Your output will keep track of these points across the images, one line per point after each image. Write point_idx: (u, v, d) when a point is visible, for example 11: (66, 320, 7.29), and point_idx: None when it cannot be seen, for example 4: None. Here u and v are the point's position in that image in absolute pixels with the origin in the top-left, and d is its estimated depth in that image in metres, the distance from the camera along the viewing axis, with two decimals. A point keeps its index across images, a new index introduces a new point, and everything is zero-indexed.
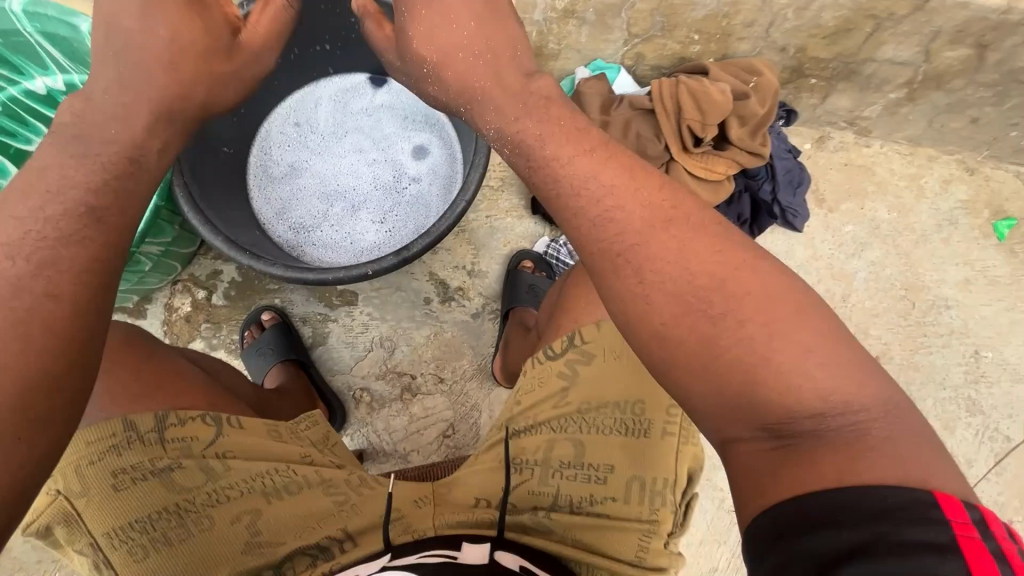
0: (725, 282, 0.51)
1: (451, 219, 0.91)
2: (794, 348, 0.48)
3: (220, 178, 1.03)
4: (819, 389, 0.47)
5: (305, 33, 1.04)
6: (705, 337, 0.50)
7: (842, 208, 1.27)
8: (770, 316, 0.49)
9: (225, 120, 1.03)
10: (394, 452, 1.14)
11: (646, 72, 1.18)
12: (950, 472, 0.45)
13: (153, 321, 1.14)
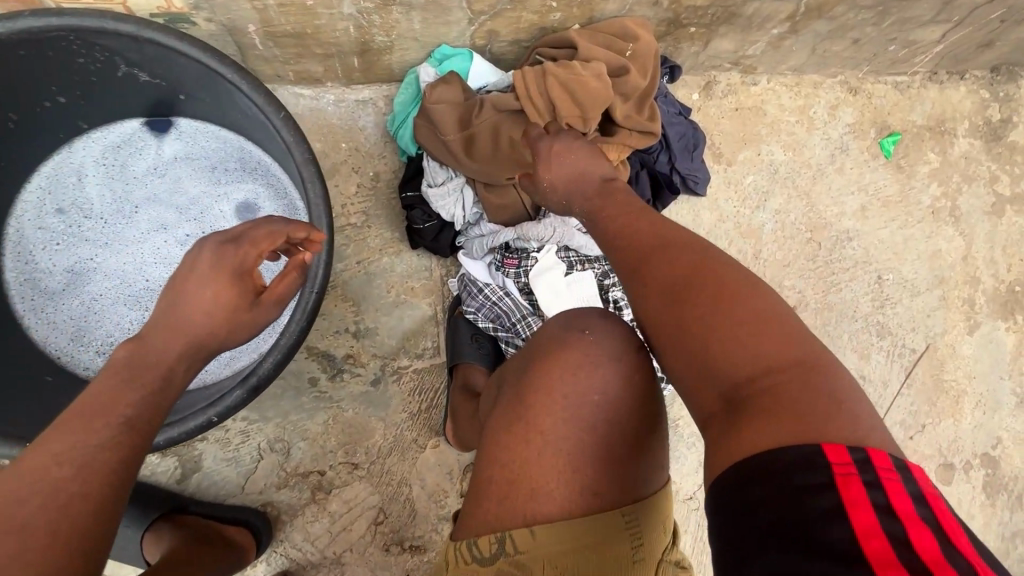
0: (691, 277, 0.58)
1: (299, 323, 0.71)
2: (746, 331, 0.54)
3: None
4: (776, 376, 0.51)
5: (14, 90, 0.72)
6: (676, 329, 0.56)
7: (739, 158, 1.18)
8: (727, 301, 0.55)
9: None
10: (324, 560, 0.99)
11: (505, 49, 0.96)
12: (881, 435, 0.48)
13: None
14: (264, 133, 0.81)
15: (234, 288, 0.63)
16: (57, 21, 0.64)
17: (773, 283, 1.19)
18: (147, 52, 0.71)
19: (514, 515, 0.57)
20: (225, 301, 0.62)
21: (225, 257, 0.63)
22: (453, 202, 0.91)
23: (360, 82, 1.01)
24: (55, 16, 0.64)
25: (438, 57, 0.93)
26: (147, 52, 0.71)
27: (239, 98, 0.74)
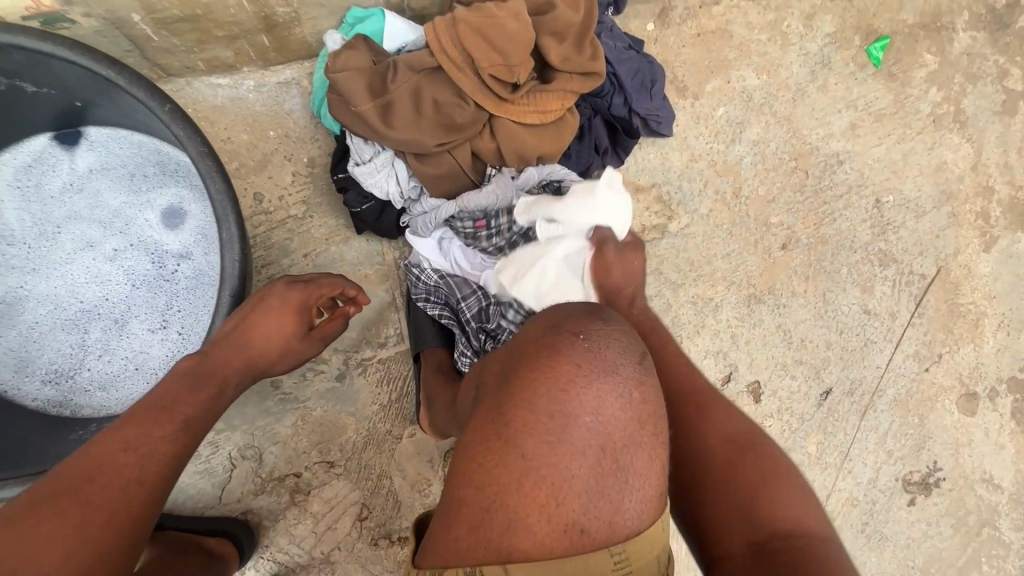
0: (740, 440, 0.64)
1: None
2: (767, 476, 0.61)
3: None
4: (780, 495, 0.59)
5: None
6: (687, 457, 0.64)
7: (707, 89, 1.07)
8: (759, 459, 0.62)
9: None
10: (313, 560, 0.97)
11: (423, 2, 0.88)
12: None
13: None
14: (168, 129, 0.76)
15: (281, 318, 0.74)
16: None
17: (758, 222, 1.10)
18: (18, 60, 0.66)
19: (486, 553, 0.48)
20: (285, 324, 0.74)
21: (292, 293, 0.76)
22: (385, 177, 0.86)
23: (278, 61, 0.94)
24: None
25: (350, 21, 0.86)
26: (15, 58, 0.66)
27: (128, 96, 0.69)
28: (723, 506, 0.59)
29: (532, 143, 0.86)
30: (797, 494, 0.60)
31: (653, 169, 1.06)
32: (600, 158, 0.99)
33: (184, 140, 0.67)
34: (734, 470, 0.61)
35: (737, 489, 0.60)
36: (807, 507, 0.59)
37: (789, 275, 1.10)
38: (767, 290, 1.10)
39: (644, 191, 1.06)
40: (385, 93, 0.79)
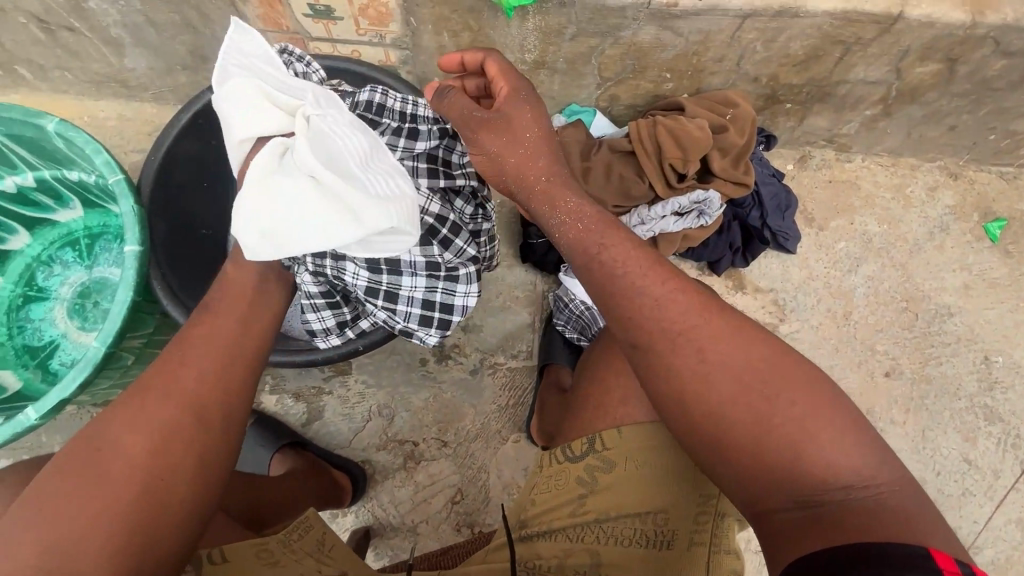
0: (770, 382, 0.57)
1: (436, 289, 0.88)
2: (810, 425, 0.55)
3: (200, 262, 1.02)
4: (818, 442, 0.54)
5: None
6: (709, 423, 0.57)
7: (832, 225, 1.26)
8: (806, 410, 0.55)
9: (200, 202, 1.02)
10: (403, 525, 1.08)
11: (621, 111, 1.18)
12: (941, 537, 0.49)
13: None
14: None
15: None
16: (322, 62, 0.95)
17: (865, 346, 1.20)
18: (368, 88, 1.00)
19: (605, 425, 0.82)
20: None
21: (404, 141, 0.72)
22: None
23: None
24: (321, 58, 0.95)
25: (567, 112, 1.16)
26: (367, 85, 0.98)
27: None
28: (758, 467, 0.55)
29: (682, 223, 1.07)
30: (841, 435, 0.54)
31: (774, 276, 1.23)
32: (731, 254, 1.18)
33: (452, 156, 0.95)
34: (778, 429, 0.55)
35: (775, 450, 0.55)
36: (852, 445, 0.54)
37: (889, 402, 1.17)
38: (866, 410, 1.17)
39: (762, 292, 1.22)
40: (589, 159, 1.04)
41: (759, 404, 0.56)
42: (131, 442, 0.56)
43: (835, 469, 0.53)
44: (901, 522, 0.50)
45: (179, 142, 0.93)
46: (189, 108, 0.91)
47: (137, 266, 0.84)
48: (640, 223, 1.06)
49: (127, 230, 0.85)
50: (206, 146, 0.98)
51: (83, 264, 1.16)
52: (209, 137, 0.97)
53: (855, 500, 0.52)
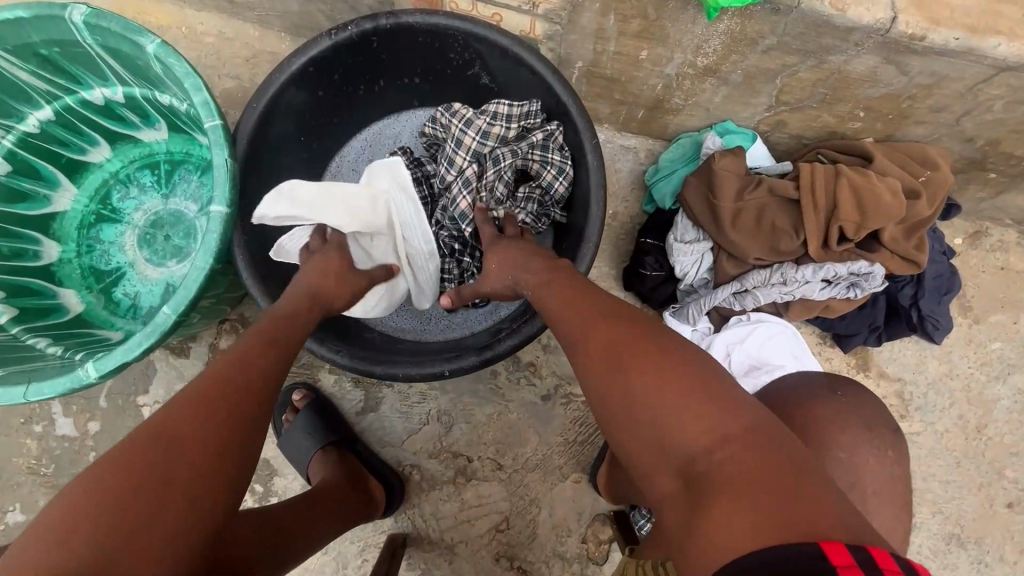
0: (643, 354, 0.52)
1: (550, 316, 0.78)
2: (682, 396, 0.47)
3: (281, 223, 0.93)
4: (681, 419, 0.47)
5: (393, 65, 0.91)
6: (615, 415, 0.51)
7: (991, 319, 1.07)
8: (669, 382, 0.49)
9: (292, 157, 0.93)
10: (440, 541, 1.02)
11: (783, 140, 0.99)
12: (836, 513, 0.39)
13: (196, 362, 1.04)
14: (563, 150, 0.90)
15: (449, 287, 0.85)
16: (460, 24, 0.80)
17: (991, 467, 1.04)
18: (504, 63, 0.85)
19: None
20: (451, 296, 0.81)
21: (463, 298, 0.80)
22: (692, 261, 0.93)
23: (632, 131, 1.09)
24: (459, 19, 0.80)
25: (719, 130, 0.98)
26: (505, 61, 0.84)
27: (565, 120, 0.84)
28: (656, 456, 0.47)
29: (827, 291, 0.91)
30: (714, 407, 0.46)
31: (905, 365, 1.06)
32: (867, 332, 1.01)
33: (590, 169, 0.80)
34: (649, 408, 0.48)
35: (668, 437, 0.47)
36: (725, 408, 0.46)
37: (1002, 536, 1.02)
38: (974, 539, 1.02)
39: (887, 379, 1.06)
40: (743, 199, 0.87)
41: (636, 387, 0.50)
42: (181, 447, 0.48)
43: (704, 437, 0.45)
44: (782, 504, 0.39)
45: (285, 89, 0.81)
46: (302, 52, 0.79)
47: (221, 230, 0.75)
48: (781, 282, 0.90)
49: (216, 186, 0.75)
50: (313, 97, 0.87)
51: (160, 191, 1.08)
52: (317, 89, 0.86)
53: (728, 465, 0.43)
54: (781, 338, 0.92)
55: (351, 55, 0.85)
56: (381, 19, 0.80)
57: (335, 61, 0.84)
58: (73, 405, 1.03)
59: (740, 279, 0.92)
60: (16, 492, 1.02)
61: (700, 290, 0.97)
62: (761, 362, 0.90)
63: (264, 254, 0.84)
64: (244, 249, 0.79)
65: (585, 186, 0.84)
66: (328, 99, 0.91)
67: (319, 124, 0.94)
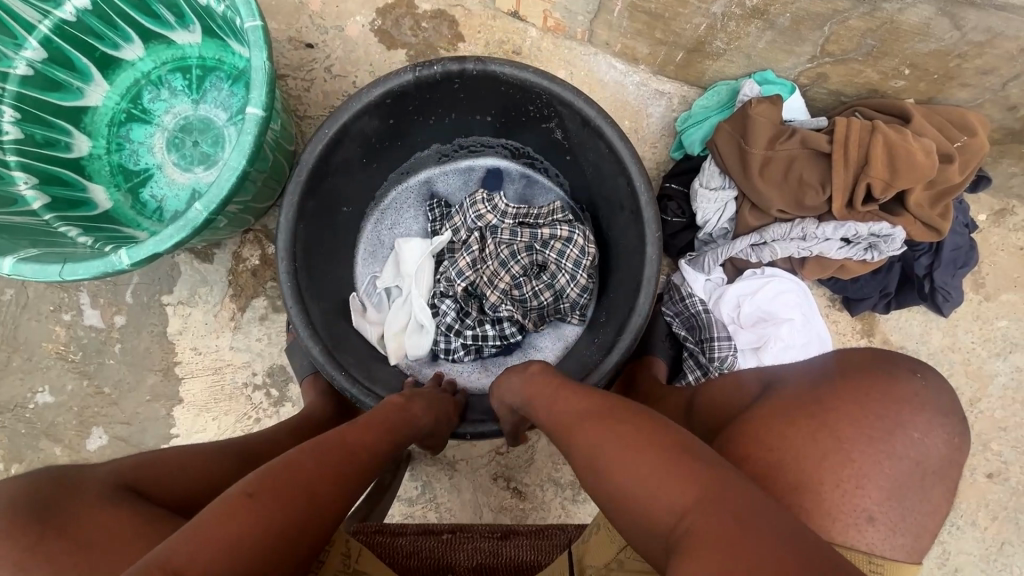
0: (620, 433, 0.57)
1: None
2: (654, 475, 0.52)
3: (328, 243, 0.91)
4: (655, 491, 0.51)
5: (469, 103, 0.89)
6: (607, 501, 0.55)
7: (1001, 297, 1.08)
8: (639, 466, 0.53)
9: (351, 180, 0.90)
10: (442, 457, 1.07)
11: (820, 95, 0.97)
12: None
13: (219, 268, 1.07)
14: (622, 225, 0.86)
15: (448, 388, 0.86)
16: (545, 81, 0.79)
17: (978, 438, 1.07)
18: (583, 130, 0.83)
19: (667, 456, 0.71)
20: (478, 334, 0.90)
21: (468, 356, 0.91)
22: (715, 210, 0.93)
23: (668, 75, 1.07)
24: (549, 79, 0.79)
25: (758, 79, 0.96)
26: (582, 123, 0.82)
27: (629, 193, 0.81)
28: (648, 533, 0.51)
29: (845, 251, 0.92)
30: (677, 476, 0.51)
31: (909, 334, 1.08)
32: (877, 298, 1.02)
33: (648, 258, 0.78)
34: (629, 489, 0.53)
35: (652, 517, 0.51)
36: (687, 486, 0.50)
37: (977, 504, 1.07)
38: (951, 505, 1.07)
39: (889, 346, 1.08)
40: (774, 149, 0.86)
41: (613, 472, 0.55)
42: (258, 519, 0.49)
43: (675, 509, 0.49)
44: (750, 563, 0.43)
45: (359, 117, 0.80)
46: (382, 84, 0.78)
47: (255, 133, 0.76)
48: (801, 237, 0.91)
49: (254, 89, 0.76)
50: (385, 124, 0.86)
51: (190, 97, 1.08)
52: (388, 118, 0.85)
53: (700, 527, 0.47)
54: (793, 297, 0.94)
55: (430, 92, 0.83)
56: (468, 62, 0.79)
57: (412, 95, 0.83)
58: (101, 299, 1.07)
59: (760, 231, 0.93)
60: (45, 374, 1.07)
61: (719, 240, 0.97)
62: (771, 316, 0.93)
63: (304, 280, 0.81)
64: (286, 275, 0.77)
65: (636, 268, 0.81)
66: (396, 133, 0.90)
67: (384, 154, 0.93)
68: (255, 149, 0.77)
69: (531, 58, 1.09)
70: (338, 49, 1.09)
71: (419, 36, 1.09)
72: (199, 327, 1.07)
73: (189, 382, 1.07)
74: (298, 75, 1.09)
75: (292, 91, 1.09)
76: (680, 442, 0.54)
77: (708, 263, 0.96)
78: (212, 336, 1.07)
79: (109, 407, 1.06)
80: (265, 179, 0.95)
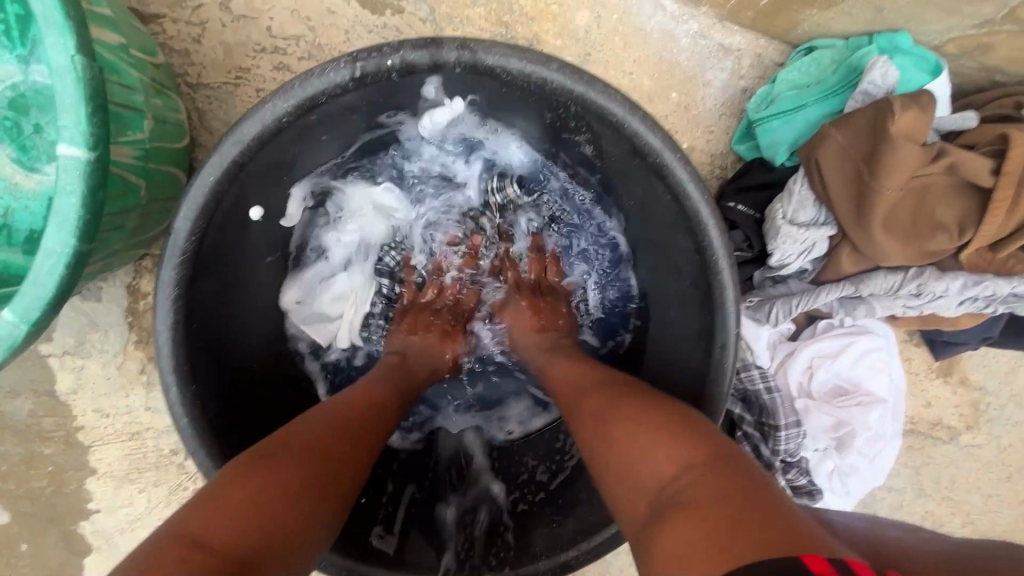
0: (623, 401, 0.49)
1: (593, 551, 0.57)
2: (646, 436, 0.44)
3: (254, 318, 0.61)
4: (658, 453, 0.42)
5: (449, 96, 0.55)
6: (598, 466, 0.47)
7: None
8: (642, 430, 0.44)
9: (272, 218, 0.58)
10: None
11: (968, 71, 0.66)
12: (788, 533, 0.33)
13: (112, 307, 0.78)
14: (675, 292, 0.60)
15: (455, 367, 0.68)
16: (581, 88, 0.48)
17: None
18: (630, 159, 0.53)
19: None
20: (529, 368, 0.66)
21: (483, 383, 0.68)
22: (798, 254, 0.66)
23: (741, 22, 0.72)
24: (589, 84, 0.47)
25: (881, 45, 0.64)
26: (630, 153, 0.53)
27: (696, 261, 0.54)
28: (639, 508, 0.42)
29: (965, 310, 0.68)
30: (696, 448, 0.41)
31: (992, 373, 0.89)
32: (972, 343, 0.81)
33: (722, 367, 0.54)
34: (635, 449, 0.44)
35: (640, 479, 0.42)
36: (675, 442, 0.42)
37: None
38: None
39: (966, 387, 0.89)
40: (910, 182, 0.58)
41: (597, 416, 0.49)
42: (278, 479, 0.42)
43: (681, 474, 0.40)
44: (756, 516, 0.35)
45: (267, 144, 0.48)
46: (298, 91, 0.46)
47: (85, 189, 0.44)
48: (910, 293, 0.66)
49: (65, 109, 0.43)
50: (311, 143, 0.54)
51: (13, 52, 0.70)
52: (318, 135, 0.53)
53: (692, 495, 0.38)
54: (881, 356, 0.76)
55: (387, 93, 0.51)
56: (450, 51, 0.46)
57: (354, 102, 0.50)
58: None
59: (858, 280, 0.67)
60: None
61: (791, 281, 0.72)
62: (852, 386, 0.76)
63: (220, 392, 0.55)
64: (183, 400, 0.50)
65: (696, 369, 0.58)
66: (330, 147, 0.58)
67: (321, 171, 0.60)
68: (88, 216, 0.45)
69: None
70: None
71: None
72: (99, 382, 0.81)
73: (100, 449, 0.84)
74: (177, 13, 0.70)
75: (170, 41, 0.71)
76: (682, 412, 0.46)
77: (777, 314, 0.73)
78: (119, 393, 0.82)
79: (1, 482, 0.84)
80: (144, 213, 0.62)
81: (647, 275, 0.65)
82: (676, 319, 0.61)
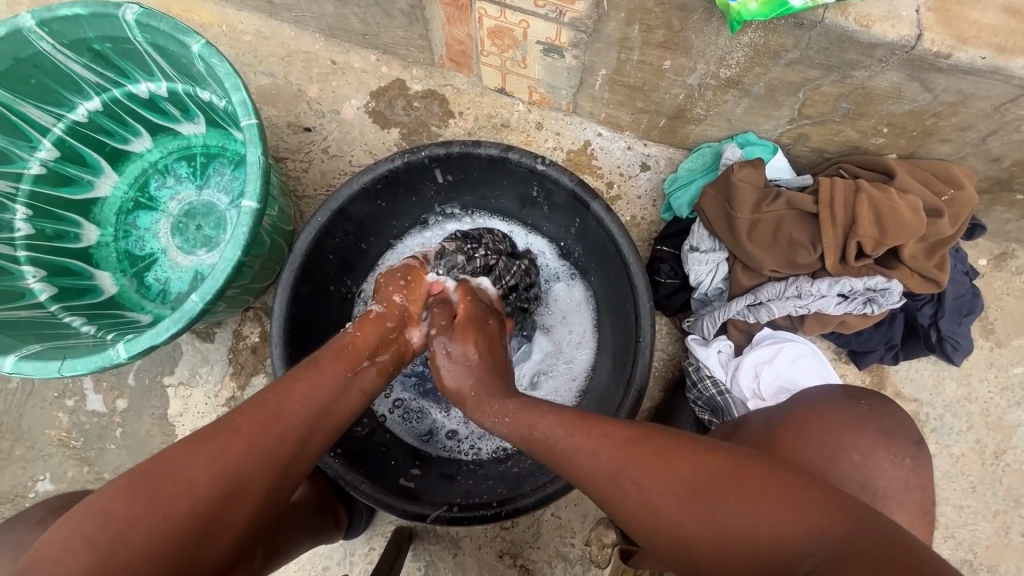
0: (707, 472, 0.53)
1: (568, 483, 0.74)
2: (742, 496, 0.51)
3: (326, 324, 0.90)
4: (770, 513, 0.49)
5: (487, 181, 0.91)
6: (604, 499, 0.56)
7: (1014, 343, 1.04)
8: (748, 498, 0.51)
9: (346, 257, 0.90)
10: (445, 534, 1.03)
11: (804, 152, 0.99)
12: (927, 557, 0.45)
13: (220, 346, 1.08)
14: (617, 294, 0.87)
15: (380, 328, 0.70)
16: (531, 160, 0.81)
17: (1009, 493, 1.02)
18: (571, 202, 0.85)
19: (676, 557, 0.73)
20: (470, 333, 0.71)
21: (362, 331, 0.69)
22: (707, 271, 0.95)
23: (653, 139, 1.09)
24: (536, 159, 0.81)
25: (740, 140, 0.99)
26: (569, 200, 0.85)
27: (620, 263, 0.82)
28: (742, 564, 0.50)
29: (844, 305, 0.90)
30: (793, 501, 0.50)
31: (922, 385, 1.04)
32: (882, 351, 1.00)
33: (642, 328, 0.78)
34: (720, 524, 0.50)
35: (700, 549, 0.51)
36: (778, 507, 0.50)
37: (1016, 565, 1.01)
38: (987, 567, 1.01)
39: (903, 400, 1.04)
40: (761, 212, 0.89)
41: (637, 496, 0.54)
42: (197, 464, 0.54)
43: (802, 540, 0.48)
44: (870, 545, 0.46)
45: (351, 201, 0.82)
46: (372, 171, 0.80)
47: (250, 224, 0.79)
48: (796, 295, 0.90)
49: (249, 182, 0.79)
50: (374, 206, 0.87)
51: (194, 182, 1.11)
52: (378, 198, 0.86)
53: (831, 562, 0.46)
54: (809, 359, 0.91)
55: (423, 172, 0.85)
56: (455, 145, 0.81)
57: (403, 178, 0.85)
58: (105, 383, 1.07)
59: (755, 291, 0.93)
60: (46, 462, 1.07)
61: (715, 300, 0.98)
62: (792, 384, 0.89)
63: (300, 361, 0.81)
64: (282, 357, 0.78)
65: (631, 339, 0.82)
66: (393, 211, 0.92)
67: (383, 224, 0.93)
68: (250, 240, 0.79)
69: (519, 130, 1.13)
70: (334, 131, 1.14)
71: (411, 115, 1.14)
72: (199, 406, 1.07)
73: None
74: (297, 157, 1.14)
75: (291, 173, 1.14)
76: (737, 464, 0.53)
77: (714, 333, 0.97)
78: (212, 415, 1.07)
79: None
80: (268, 261, 0.98)
81: (601, 290, 0.93)
82: (621, 311, 0.87)
